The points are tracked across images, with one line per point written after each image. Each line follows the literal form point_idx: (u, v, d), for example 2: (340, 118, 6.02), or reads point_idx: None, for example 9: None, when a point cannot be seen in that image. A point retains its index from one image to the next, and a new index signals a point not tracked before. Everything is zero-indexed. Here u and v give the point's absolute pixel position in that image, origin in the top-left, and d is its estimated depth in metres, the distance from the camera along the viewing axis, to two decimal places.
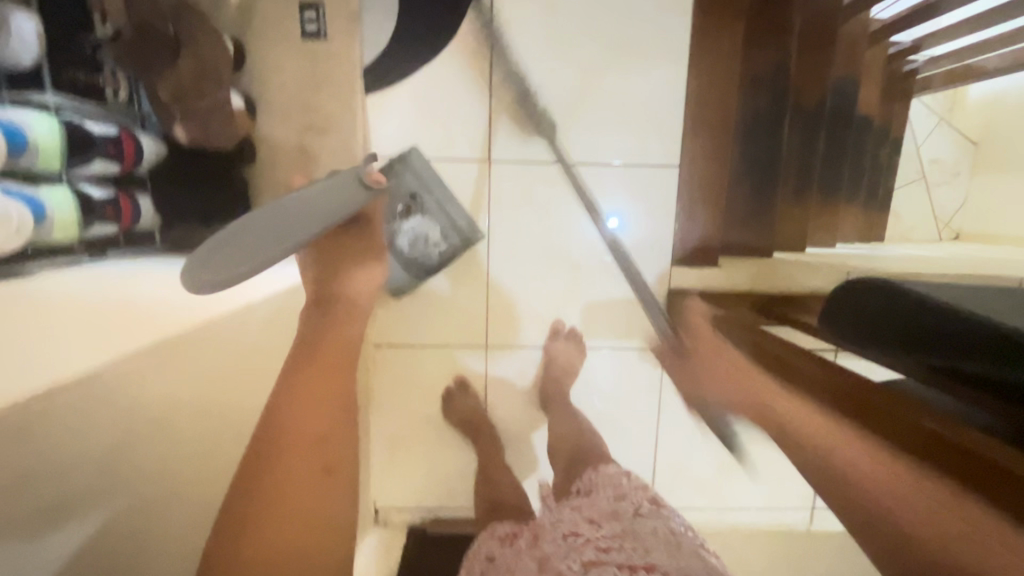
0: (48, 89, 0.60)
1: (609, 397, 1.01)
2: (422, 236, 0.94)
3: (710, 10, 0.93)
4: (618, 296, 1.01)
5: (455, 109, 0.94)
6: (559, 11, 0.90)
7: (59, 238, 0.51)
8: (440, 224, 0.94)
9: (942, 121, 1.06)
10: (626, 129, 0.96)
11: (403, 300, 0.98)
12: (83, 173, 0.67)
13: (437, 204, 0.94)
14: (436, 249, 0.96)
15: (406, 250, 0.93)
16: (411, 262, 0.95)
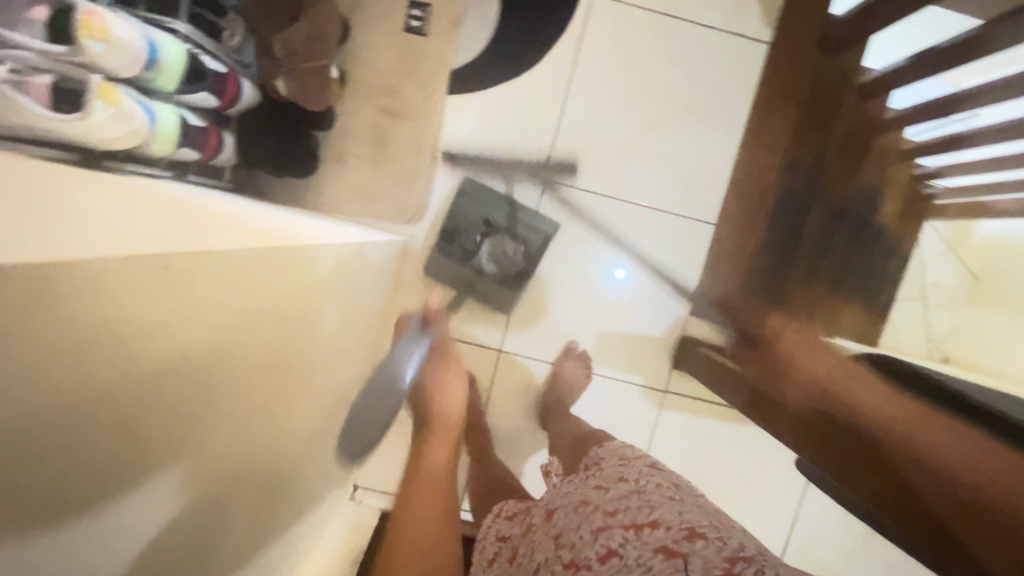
0: (180, 21, 0.67)
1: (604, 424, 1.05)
2: (504, 253, 0.98)
3: (769, 95, 1.02)
4: (632, 332, 1.05)
5: (524, 123, 1.00)
6: (637, 60, 0.99)
7: (158, 150, 0.66)
8: (509, 234, 0.98)
9: (948, 250, 1.14)
10: (673, 181, 1.03)
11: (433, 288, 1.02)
12: (187, 100, 0.72)
13: (504, 218, 0.98)
14: (518, 253, 0.98)
15: (495, 270, 0.99)
16: (504, 276, 1.00)
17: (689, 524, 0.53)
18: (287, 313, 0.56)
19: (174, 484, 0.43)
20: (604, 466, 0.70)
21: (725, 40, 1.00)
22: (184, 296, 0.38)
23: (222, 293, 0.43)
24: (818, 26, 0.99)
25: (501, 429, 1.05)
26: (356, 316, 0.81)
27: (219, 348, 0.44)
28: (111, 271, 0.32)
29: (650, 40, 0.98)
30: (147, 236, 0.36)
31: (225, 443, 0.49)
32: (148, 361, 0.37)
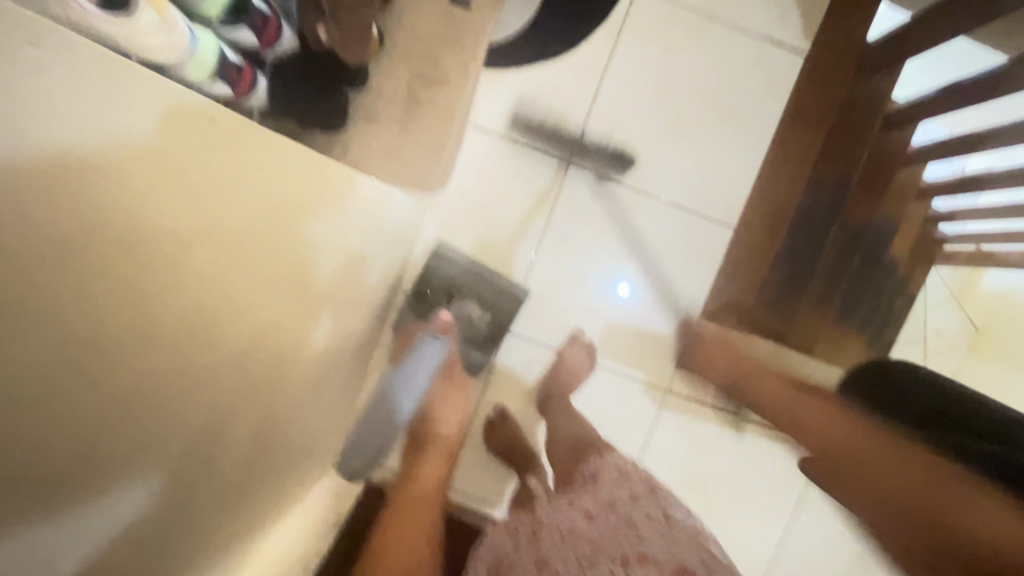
0: None
1: (604, 419, 1.04)
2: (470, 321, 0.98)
3: (800, 107, 1.03)
4: (641, 327, 1.04)
5: (556, 107, 1.00)
6: (675, 57, 0.99)
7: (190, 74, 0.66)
8: (479, 300, 0.98)
9: (953, 298, 1.14)
10: (697, 181, 1.02)
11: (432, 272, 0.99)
12: (228, 33, 0.72)
13: (474, 285, 0.98)
14: (485, 321, 0.99)
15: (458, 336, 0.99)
16: (467, 345, 0.99)
17: (677, 571, 0.63)
18: (279, 262, 0.59)
19: (127, 421, 0.47)
20: (589, 496, 0.73)
21: (765, 48, 1.01)
22: (117, 217, 0.45)
23: (194, 219, 0.51)
24: (857, 47, 1.01)
25: (498, 413, 1.03)
26: (369, 271, 0.79)
27: (178, 264, 0.49)
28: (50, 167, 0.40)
29: (692, 38, 0.99)
30: (62, 129, 0.42)
31: (191, 380, 0.51)
32: (97, 265, 0.43)
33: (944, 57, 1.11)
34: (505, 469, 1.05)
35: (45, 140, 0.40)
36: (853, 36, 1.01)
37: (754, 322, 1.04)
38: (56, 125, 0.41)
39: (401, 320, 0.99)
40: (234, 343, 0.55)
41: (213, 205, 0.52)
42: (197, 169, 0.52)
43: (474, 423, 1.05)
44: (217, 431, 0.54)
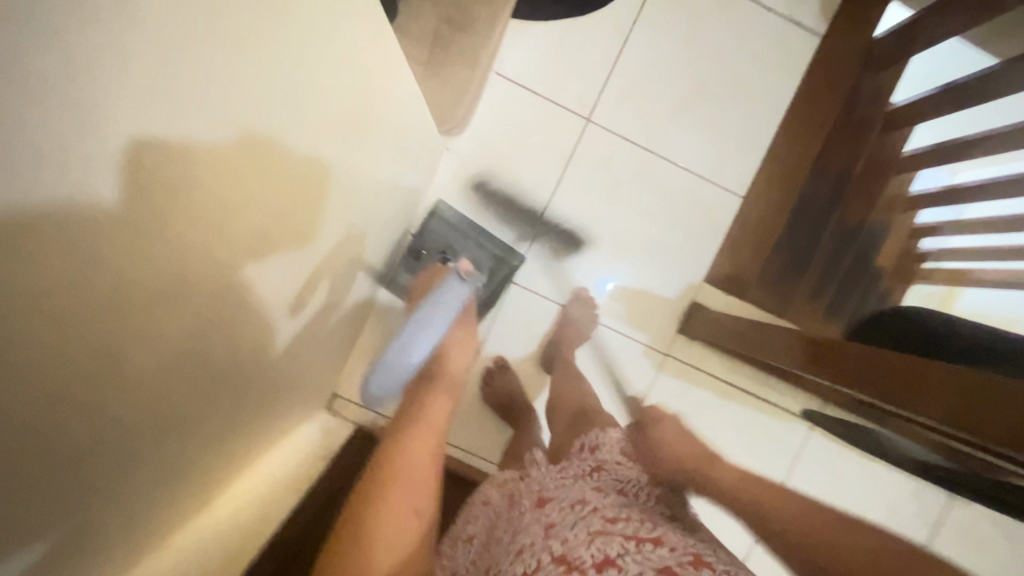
0: None
1: (602, 379, 1.04)
2: None
3: (814, 88, 1.06)
4: (647, 288, 1.05)
5: (579, 66, 1.01)
6: (697, 30, 1.02)
7: None
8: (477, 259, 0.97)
9: None
10: (710, 150, 1.05)
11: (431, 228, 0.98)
12: None
13: (472, 243, 0.98)
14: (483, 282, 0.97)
15: None
16: None
17: (696, 555, 0.47)
18: (272, 259, 0.46)
19: (75, 487, 0.33)
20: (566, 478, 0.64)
21: (782, 30, 1.05)
22: (159, 231, 0.29)
23: (154, 230, 0.29)
24: (868, 36, 1.05)
25: (498, 364, 1.02)
26: (388, 191, 0.77)
27: (184, 280, 0.33)
28: (124, 170, 0.25)
29: (714, 11, 1.02)
30: (162, 142, 0.26)
31: (158, 418, 0.38)
32: (109, 307, 0.28)
33: (933, 63, 1.17)
34: (499, 425, 1.04)
35: (133, 136, 0.24)
36: (864, 27, 1.05)
37: (757, 293, 1.06)
38: (162, 120, 0.25)
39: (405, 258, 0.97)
40: (209, 354, 0.42)
41: (240, 204, 0.36)
42: (261, 147, 0.36)
43: (471, 376, 1.03)
44: (168, 470, 0.45)
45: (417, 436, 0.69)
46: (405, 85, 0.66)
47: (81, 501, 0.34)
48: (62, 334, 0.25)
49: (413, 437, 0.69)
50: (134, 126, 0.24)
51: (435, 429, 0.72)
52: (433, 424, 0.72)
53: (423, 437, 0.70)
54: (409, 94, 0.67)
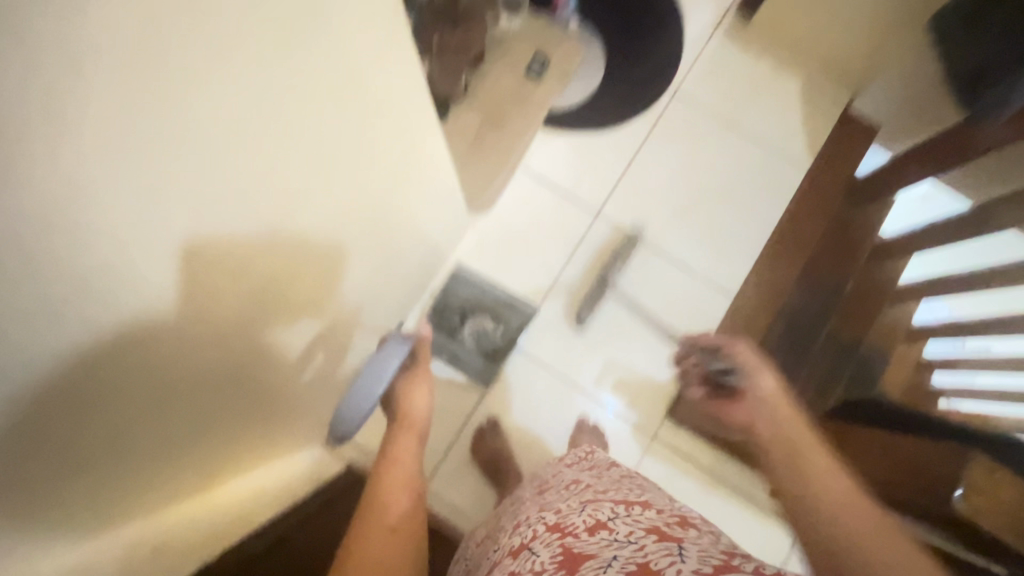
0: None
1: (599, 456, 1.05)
2: (486, 331, 1.11)
3: (802, 212, 1.20)
4: (640, 370, 1.12)
5: (595, 171, 1.19)
6: (697, 153, 1.20)
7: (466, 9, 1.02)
8: (493, 312, 1.12)
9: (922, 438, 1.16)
10: (706, 252, 1.17)
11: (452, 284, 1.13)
12: None
13: (489, 299, 1.13)
14: (498, 333, 1.11)
15: (472, 344, 1.10)
16: (481, 352, 1.10)
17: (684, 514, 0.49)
18: (291, 301, 0.58)
19: (95, 459, 0.46)
20: (567, 496, 0.54)
21: (775, 161, 1.21)
22: (205, 311, 0.44)
23: (212, 288, 0.43)
24: (851, 173, 1.21)
25: (490, 425, 1.07)
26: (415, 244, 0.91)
27: (148, 348, 0.41)
28: (195, 252, 0.39)
29: (715, 139, 1.21)
30: (172, 237, 0.36)
31: (173, 426, 0.52)
32: (55, 370, 0.35)
33: (930, 194, 1.28)
34: (484, 487, 1.06)
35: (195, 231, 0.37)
36: (847, 166, 1.21)
37: None
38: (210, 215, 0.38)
39: (446, 292, 1.12)
40: (170, 406, 0.49)
41: (245, 282, 0.47)
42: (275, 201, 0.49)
43: (465, 432, 1.08)
44: (173, 466, 0.58)
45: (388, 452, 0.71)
46: (446, 164, 0.82)
47: (92, 470, 0.47)
48: (107, 371, 0.39)
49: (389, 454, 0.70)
50: (200, 230, 0.38)
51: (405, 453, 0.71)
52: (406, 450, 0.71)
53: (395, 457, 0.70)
54: (447, 169, 0.83)
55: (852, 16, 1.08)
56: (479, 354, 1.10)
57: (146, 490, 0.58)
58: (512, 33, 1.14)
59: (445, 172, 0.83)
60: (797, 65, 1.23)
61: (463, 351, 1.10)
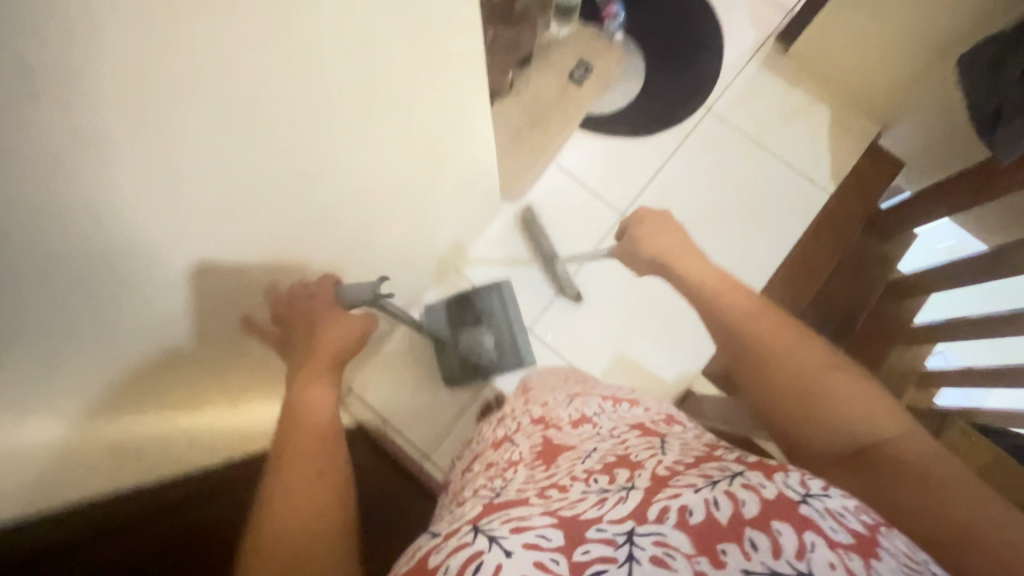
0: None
1: None
2: (478, 349, 1.10)
3: (820, 236, 1.23)
4: (648, 365, 1.17)
5: (625, 174, 1.25)
6: (723, 170, 1.25)
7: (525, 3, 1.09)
8: (497, 337, 1.11)
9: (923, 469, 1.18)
10: (724, 259, 1.22)
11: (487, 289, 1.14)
12: None
13: (506, 325, 1.11)
14: (486, 354, 1.10)
15: (462, 348, 1.11)
16: (462, 359, 1.11)
17: (668, 413, 0.56)
18: (322, 229, 0.66)
19: (150, 356, 0.56)
20: (554, 394, 0.63)
21: (798, 185, 1.25)
22: (255, 222, 0.54)
23: (261, 198, 0.53)
24: (873, 203, 1.24)
25: (498, 399, 1.11)
26: (448, 217, 0.98)
27: (209, 246, 0.51)
28: (260, 165, 0.49)
29: (741, 158, 1.26)
30: (248, 151, 0.46)
31: (206, 330, 0.62)
32: (148, 254, 0.46)
33: (958, 247, 1.33)
34: None
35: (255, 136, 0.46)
36: (869, 196, 1.24)
37: None
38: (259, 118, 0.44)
39: (477, 294, 1.13)
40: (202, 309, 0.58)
41: (291, 200, 0.57)
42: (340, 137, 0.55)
43: (473, 405, 1.13)
44: (204, 376, 0.68)
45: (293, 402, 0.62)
46: (486, 145, 0.88)
47: (149, 369, 0.57)
48: (177, 263, 0.50)
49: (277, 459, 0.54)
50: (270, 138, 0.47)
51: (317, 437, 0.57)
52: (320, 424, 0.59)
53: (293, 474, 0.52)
54: (487, 147, 0.88)
55: (892, 54, 1.13)
56: (460, 361, 1.11)
57: (189, 399, 0.68)
58: (560, 39, 1.21)
59: (483, 152, 0.89)
60: (829, 100, 1.28)
61: (449, 344, 1.12)
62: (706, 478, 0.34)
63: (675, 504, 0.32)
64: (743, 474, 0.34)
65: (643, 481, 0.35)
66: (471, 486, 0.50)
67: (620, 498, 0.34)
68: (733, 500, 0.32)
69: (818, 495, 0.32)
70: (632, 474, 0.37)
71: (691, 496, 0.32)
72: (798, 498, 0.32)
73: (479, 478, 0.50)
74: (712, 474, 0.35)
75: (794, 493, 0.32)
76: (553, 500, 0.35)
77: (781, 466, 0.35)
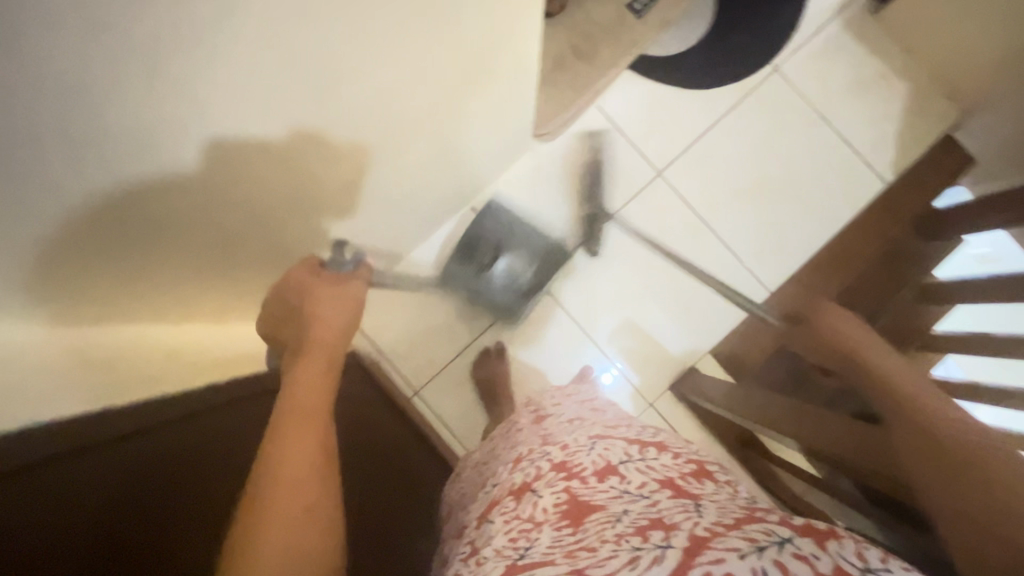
0: None
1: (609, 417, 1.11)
2: (513, 271, 1.04)
3: (864, 227, 1.15)
4: (657, 336, 1.13)
5: (669, 128, 1.14)
6: (777, 139, 1.14)
7: None
8: (524, 252, 1.05)
9: None
10: (758, 236, 1.14)
11: (484, 218, 1.05)
12: None
13: (526, 238, 1.05)
14: (526, 272, 1.05)
15: (498, 283, 1.05)
16: (505, 293, 1.05)
17: (699, 465, 0.50)
18: (330, 145, 0.58)
19: (122, 253, 0.50)
20: (572, 427, 0.58)
21: (853, 168, 1.15)
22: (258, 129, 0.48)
23: (258, 104, 0.45)
24: (929, 201, 1.14)
25: (497, 347, 1.09)
26: (473, 149, 0.89)
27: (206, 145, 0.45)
28: (256, 66, 0.41)
29: (799, 129, 1.15)
30: (241, 47, 0.38)
31: (191, 240, 0.56)
32: (134, 137, 0.39)
33: (991, 257, 1.24)
34: (477, 402, 1.09)
35: (251, 29, 0.37)
36: (927, 192, 1.14)
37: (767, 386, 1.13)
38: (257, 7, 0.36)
39: (477, 224, 1.05)
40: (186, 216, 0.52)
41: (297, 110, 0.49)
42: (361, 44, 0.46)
43: (472, 349, 1.10)
44: (187, 288, 0.63)
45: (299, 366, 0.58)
46: (525, 75, 0.78)
47: (120, 268, 0.52)
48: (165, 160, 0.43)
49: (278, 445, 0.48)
50: (270, 35, 0.39)
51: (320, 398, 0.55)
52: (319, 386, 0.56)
53: (284, 502, 0.45)
54: (525, 77, 0.78)
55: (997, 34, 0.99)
56: (502, 296, 1.05)
57: (167, 307, 0.64)
58: None
59: (521, 82, 0.80)
60: (908, 73, 1.15)
61: (486, 291, 1.05)
62: (752, 543, 0.34)
63: (717, 571, 0.33)
64: (793, 542, 0.34)
65: (679, 541, 0.36)
66: (488, 548, 0.45)
67: (654, 558, 0.35)
68: (782, 572, 0.32)
69: (877, 570, 0.32)
70: (668, 534, 0.37)
71: (736, 564, 0.33)
72: (856, 574, 0.32)
73: (495, 530, 0.47)
74: (757, 537, 0.35)
75: (850, 566, 0.32)
76: (583, 557, 0.38)
77: (832, 533, 0.35)
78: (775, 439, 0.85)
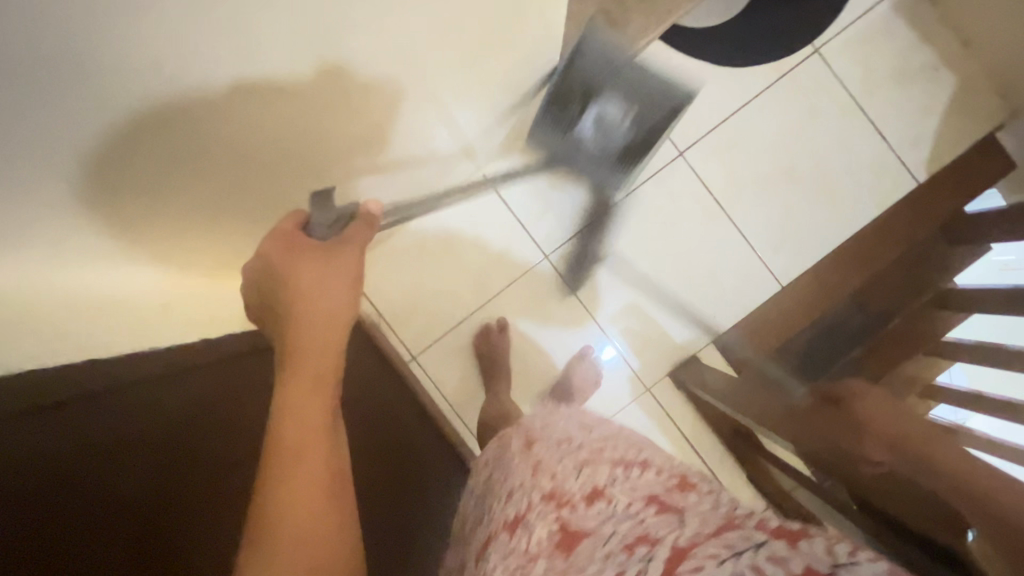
0: None
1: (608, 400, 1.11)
2: (609, 121, 0.90)
3: (887, 228, 1.10)
4: (661, 322, 1.11)
5: (697, 106, 1.08)
6: (808, 127, 1.09)
7: None
8: (621, 98, 0.86)
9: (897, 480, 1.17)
10: (776, 228, 1.10)
11: (580, 53, 0.73)
12: None
13: (626, 80, 0.84)
14: (623, 121, 0.91)
15: (593, 136, 0.93)
16: (601, 147, 0.96)
17: (682, 476, 0.50)
18: None
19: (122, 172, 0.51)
20: (558, 453, 0.58)
21: (884, 164, 1.10)
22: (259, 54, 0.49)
23: None
24: (960, 205, 1.09)
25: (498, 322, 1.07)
26: (487, 113, 0.85)
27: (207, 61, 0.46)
28: None
29: (833, 117, 1.09)
30: None
31: (189, 172, 0.56)
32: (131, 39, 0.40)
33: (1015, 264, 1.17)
34: (473, 372, 1.09)
35: None
36: (959, 196, 1.09)
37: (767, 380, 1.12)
38: None
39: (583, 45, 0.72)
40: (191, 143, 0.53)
41: None
42: None
43: (473, 320, 1.09)
44: (180, 227, 0.63)
45: (291, 378, 0.50)
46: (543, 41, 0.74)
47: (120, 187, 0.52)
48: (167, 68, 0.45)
49: (275, 487, 0.44)
50: None
51: (319, 433, 0.48)
52: (318, 407, 0.49)
53: (285, 547, 0.42)
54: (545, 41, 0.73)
55: None
56: (596, 154, 0.98)
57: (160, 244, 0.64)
58: None
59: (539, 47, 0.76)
60: (960, 65, 1.08)
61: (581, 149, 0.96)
62: (730, 548, 0.34)
63: None
64: (768, 545, 0.33)
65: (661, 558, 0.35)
66: None
67: None
68: None
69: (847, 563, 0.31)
70: (651, 551, 0.37)
71: None
72: (827, 570, 0.31)
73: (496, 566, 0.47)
74: (735, 543, 0.34)
75: (820, 564, 0.31)
76: None
77: (804, 534, 0.34)
78: (769, 436, 0.84)
